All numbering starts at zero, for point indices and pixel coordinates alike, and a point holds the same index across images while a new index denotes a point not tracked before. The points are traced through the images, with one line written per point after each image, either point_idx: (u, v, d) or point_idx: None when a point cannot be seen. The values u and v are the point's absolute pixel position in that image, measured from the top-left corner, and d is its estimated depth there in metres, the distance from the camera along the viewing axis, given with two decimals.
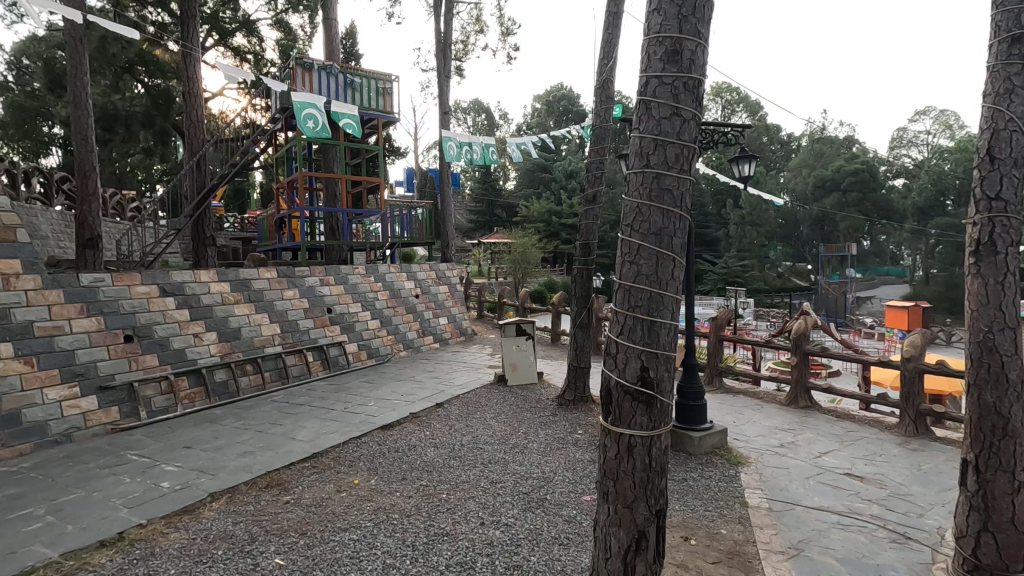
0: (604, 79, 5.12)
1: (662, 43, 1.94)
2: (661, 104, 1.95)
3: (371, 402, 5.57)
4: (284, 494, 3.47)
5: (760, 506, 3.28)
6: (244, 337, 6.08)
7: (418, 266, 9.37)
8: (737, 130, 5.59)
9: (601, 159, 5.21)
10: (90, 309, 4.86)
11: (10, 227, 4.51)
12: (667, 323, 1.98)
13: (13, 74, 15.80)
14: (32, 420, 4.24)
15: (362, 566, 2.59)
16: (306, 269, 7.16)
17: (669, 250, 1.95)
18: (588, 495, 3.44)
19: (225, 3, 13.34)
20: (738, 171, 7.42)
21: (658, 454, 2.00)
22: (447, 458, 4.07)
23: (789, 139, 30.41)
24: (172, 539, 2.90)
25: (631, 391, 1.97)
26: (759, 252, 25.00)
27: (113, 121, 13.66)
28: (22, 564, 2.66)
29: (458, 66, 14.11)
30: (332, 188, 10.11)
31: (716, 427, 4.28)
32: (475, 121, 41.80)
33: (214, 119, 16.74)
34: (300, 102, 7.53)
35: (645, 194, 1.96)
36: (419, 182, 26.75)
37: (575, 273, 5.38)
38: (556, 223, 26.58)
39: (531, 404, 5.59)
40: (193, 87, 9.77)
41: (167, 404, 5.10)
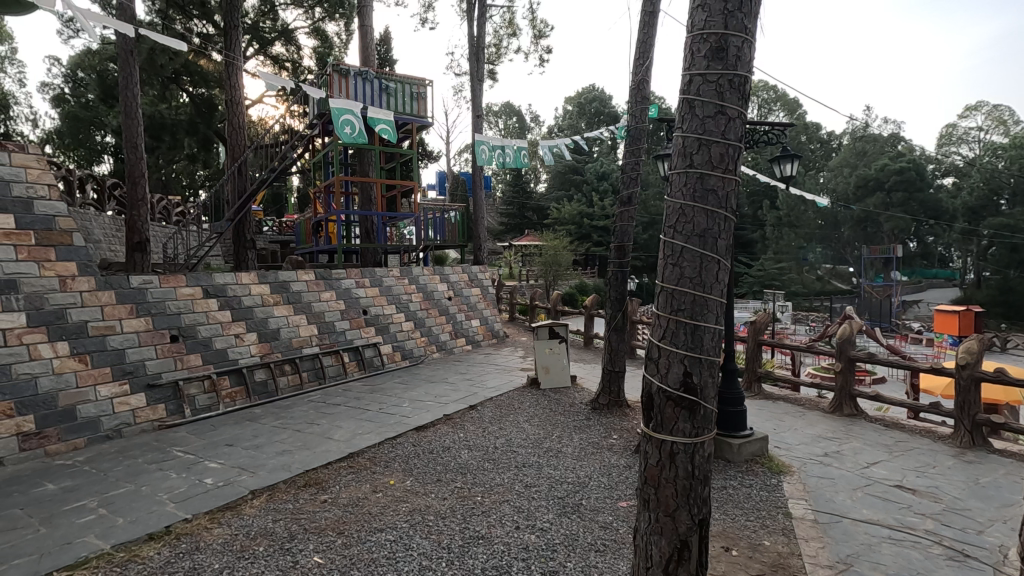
0: (639, 80, 5.05)
1: (707, 40, 1.89)
2: (706, 103, 1.90)
3: (405, 403, 5.63)
4: (321, 493, 3.52)
5: (805, 518, 3.16)
6: (284, 337, 6.24)
7: (451, 269, 9.42)
8: (778, 129, 5.44)
9: (636, 160, 5.13)
10: (139, 310, 5.04)
11: (67, 231, 4.67)
12: (711, 327, 1.92)
13: (69, 86, 16.65)
14: (86, 415, 4.44)
15: (399, 567, 2.61)
16: (342, 272, 7.30)
17: (713, 252, 1.90)
18: (625, 501, 3.39)
19: (266, 14, 13.79)
20: (780, 170, 7.20)
21: (702, 462, 1.94)
22: (481, 461, 4.07)
23: (829, 137, 29.50)
24: (216, 534, 2.98)
25: (673, 397, 1.92)
26: (797, 254, 24.34)
27: (160, 130, 14.38)
28: (76, 554, 2.77)
29: (491, 69, 14.16)
30: (367, 193, 10.28)
31: (757, 434, 4.15)
32: (506, 124, 42.10)
33: (254, 126, 17.32)
34: (337, 108, 7.67)
35: (689, 195, 1.92)
36: (451, 185, 27.03)
37: (610, 275, 5.32)
38: (588, 225, 26.46)
39: (564, 408, 5.55)
40: (235, 95, 10.07)
41: (210, 402, 5.26)
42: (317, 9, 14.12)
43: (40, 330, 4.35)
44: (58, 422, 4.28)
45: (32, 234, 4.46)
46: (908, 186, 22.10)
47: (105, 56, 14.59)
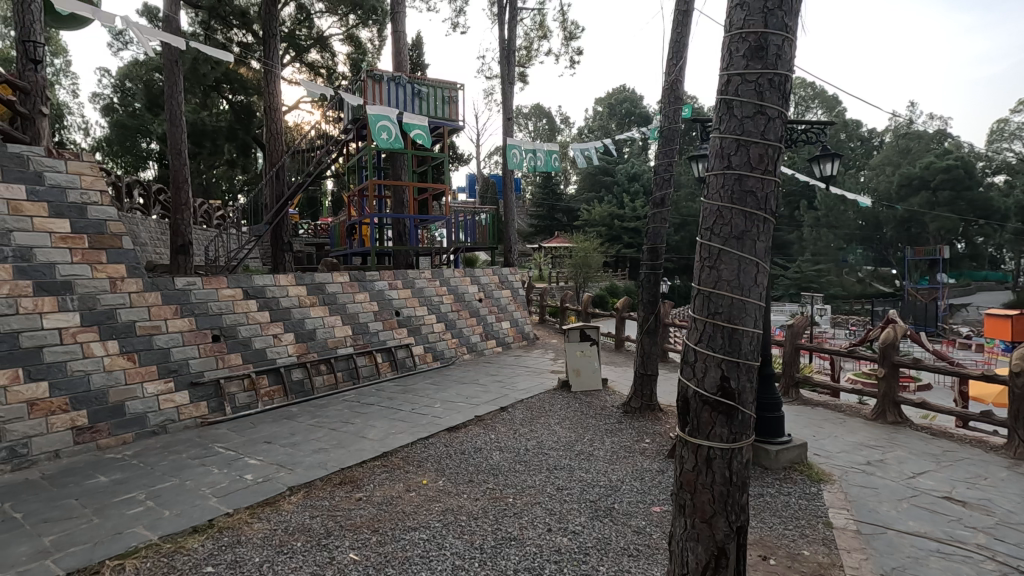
0: (673, 80, 4.99)
1: (747, 39, 1.87)
2: (744, 103, 1.87)
3: (437, 403, 5.68)
4: (356, 491, 3.59)
5: (846, 528, 3.06)
6: (319, 337, 6.39)
7: (481, 270, 9.47)
8: (817, 128, 5.31)
9: (669, 161, 5.07)
10: (183, 310, 5.23)
11: (117, 235, 4.86)
12: (749, 331, 1.89)
13: (117, 95, 17.42)
14: (134, 411, 4.63)
15: (432, 567, 2.63)
16: (375, 273, 7.43)
17: (751, 255, 1.88)
18: (658, 506, 3.34)
19: (302, 22, 14.14)
20: (820, 170, 7.00)
21: (739, 468, 1.91)
22: (513, 462, 4.08)
23: (870, 135, 28.55)
24: (256, 529, 3.06)
25: (710, 402, 1.90)
26: (836, 256, 23.62)
27: (201, 136, 14.82)
28: (126, 544, 2.89)
29: (521, 72, 14.19)
30: (399, 196, 10.44)
31: (795, 441, 4.05)
32: (536, 126, 42.11)
33: (291, 131, 17.85)
34: (374, 115, 7.82)
35: (726, 196, 1.89)
36: (481, 187, 27.25)
37: (642, 277, 5.26)
38: (619, 227, 26.19)
39: (595, 411, 5.51)
40: (273, 101, 10.36)
41: (249, 400, 5.43)
42: (351, 16, 14.40)
43: (92, 329, 4.55)
44: (108, 417, 4.48)
45: (85, 237, 4.67)
46: (956, 185, 21.19)
47: (151, 66, 15.21)
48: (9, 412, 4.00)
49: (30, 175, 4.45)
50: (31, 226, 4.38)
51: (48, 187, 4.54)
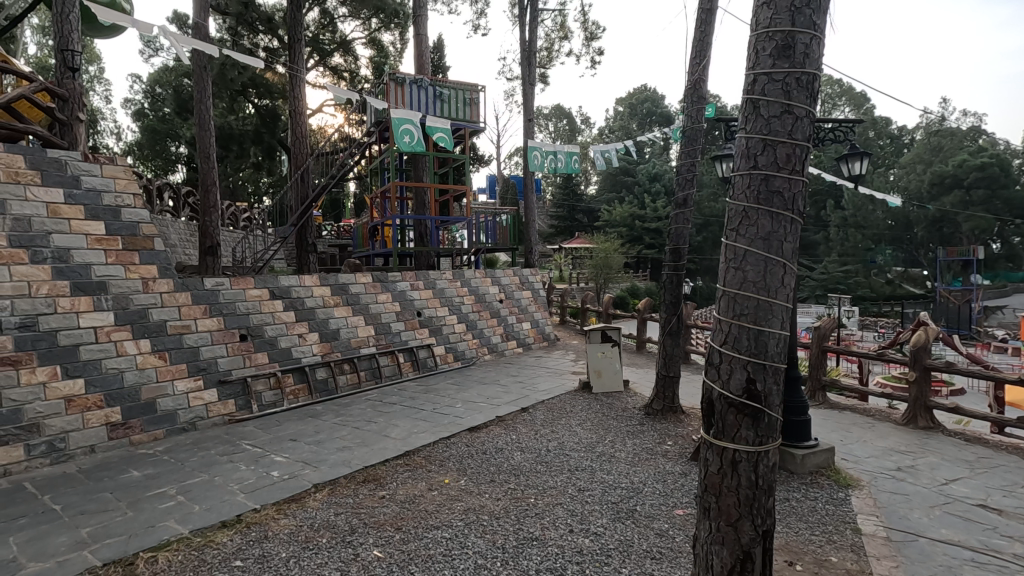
0: (696, 79, 4.94)
1: (774, 38, 1.85)
2: (772, 102, 1.85)
3: (458, 404, 5.71)
4: (380, 489, 3.63)
5: (876, 534, 3.00)
6: (343, 337, 6.49)
7: (502, 271, 9.49)
8: (845, 126, 5.21)
9: (692, 161, 5.02)
10: (212, 310, 5.35)
11: (149, 236, 4.98)
12: (776, 333, 1.87)
13: (148, 101, 17.93)
14: (164, 408, 4.77)
15: (455, 566, 2.65)
16: (398, 274, 7.51)
17: (778, 256, 1.86)
18: (681, 509, 3.31)
19: (325, 26, 14.37)
20: (848, 169, 6.86)
21: (766, 471, 1.89)
22: (534, 463, 4.09)
23: (900, 133, 27.84)
24: (282, 524, 3.13)
25: (736, 404, 1.88)
26: (864, 257, 23.09)
27: (228, 140, 15.27)
28: (159, 537, 2.98)
29: (542, 73, 14.20)
30: (420, 197, 10.51)
31: (822, 445, 3.97)
32: (556, 126, 42.06)
33: (315, 134, 18.16)
34: (398, 118, 7.91)
35: (752, 197, 1.88)
36: (502, 188, 27.30)
37: (665, 278, 5.23)
38: (640, 227, 25.98)
39: (616, 412, 5.49)
40: (298, 105, 10.55)
41: (274, 398, 5.54)
42: (373, 20, 14.60)
43: (126, 328, 4.69)
44: (140, 414, 4.62)
45: (119, 239, 4.80)
46: (991, 184, 20.52)
47: (180, 72, 15.63)
48: (47, 407, 4.15)
49: (67, 178, 4.60)
50: (68, 228, 4.52)
51: (84, 190, 4.68)
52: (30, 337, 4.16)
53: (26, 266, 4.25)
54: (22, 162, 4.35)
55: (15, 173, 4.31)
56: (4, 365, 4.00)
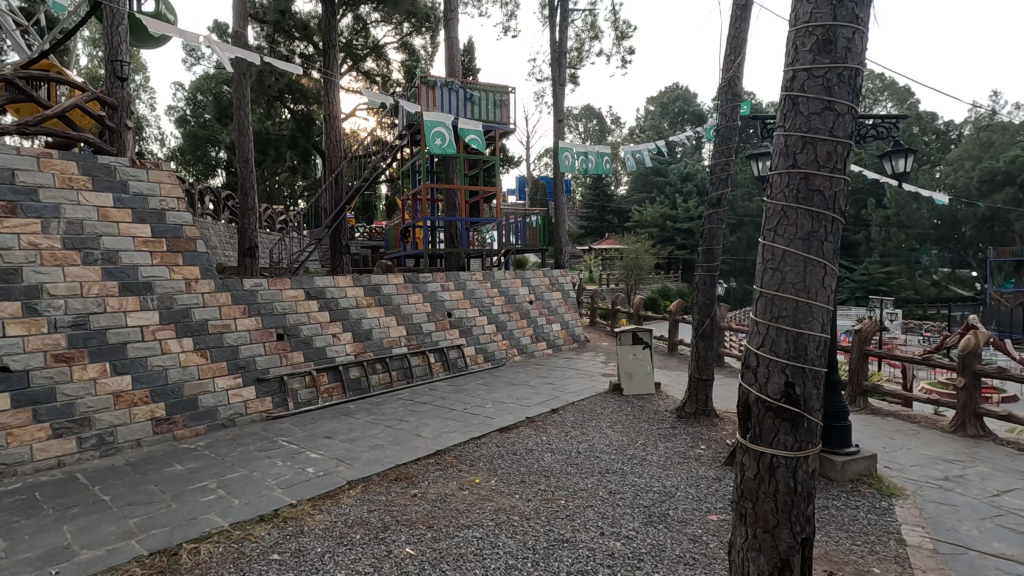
0: (730, 77, 4.85)
1: (813, 34, 1.81)
2: (812, 98, 1.81)
3: (488, 404, 5.73)
4: (411, 488, 3.68)
5: (921, 546, 2.88)
6: (375, 337, 6.60)
7: (532, 272, 9.48)
8: (888, 122, 5.04)
9: (726, 160, 4.92)
10: (250, 310, 5.51)
11: (191, 239, 5.17)
12: (816, 336, 1.82)
13: (190, 108, 18.61)
14: (206, 405, 4.93)
15: (486, 565, 2.66)
16: (428, 275, 7.59)
17: (818, 256, 1.82)
18: (715, 514, 3.25)
19: (359, 32, 14.69)
20: (891, 166, 6.62)
21: (805, 478, 1.85)
22: (565, 464, 4.08)
23: (947, 128, 26.69)
24: (318, 520, 3.20)
25: (773, 408, 1.85)
26: (907, 257, 22.22)
27: (265, 144, 15.72)
28: (200, 529, 3.08)
29: (572, 73, 14.16)
30: (451, 199, 10.60)
31: (864, 452, 3.84)
32: (586, 126, 41.88)
33: (348, 138, 18.55)
34: (430, 121, 8.01)
35: (791, 196, 1.84)
36: (531, 189, 27.31)
37: (698, 279, 5.15)
38: (671, 228, 25.64)
39: (648, 415, 5.42)
40: (332, 110, 10.78)
41: (310, 396, 5.68)
42: (405, 24, 14.84)
43: (170, 327, 4.87)
44: (183, 410, 4.79)
45: (163, 242, 4.99)
46: None
47: (220, 79, 16.16)
48: (97, 402, 4.34)
49: (116, 183, 4.80)
50: (118, 230, 4.72)
51: (132, 194, 4.88)
52: (82, 334, 4.36)
53: (79, 266, 4.46)
54: (75, 168, 4.57)
55: (69, 178, 4.53)
56: (58, 362, 4.21)
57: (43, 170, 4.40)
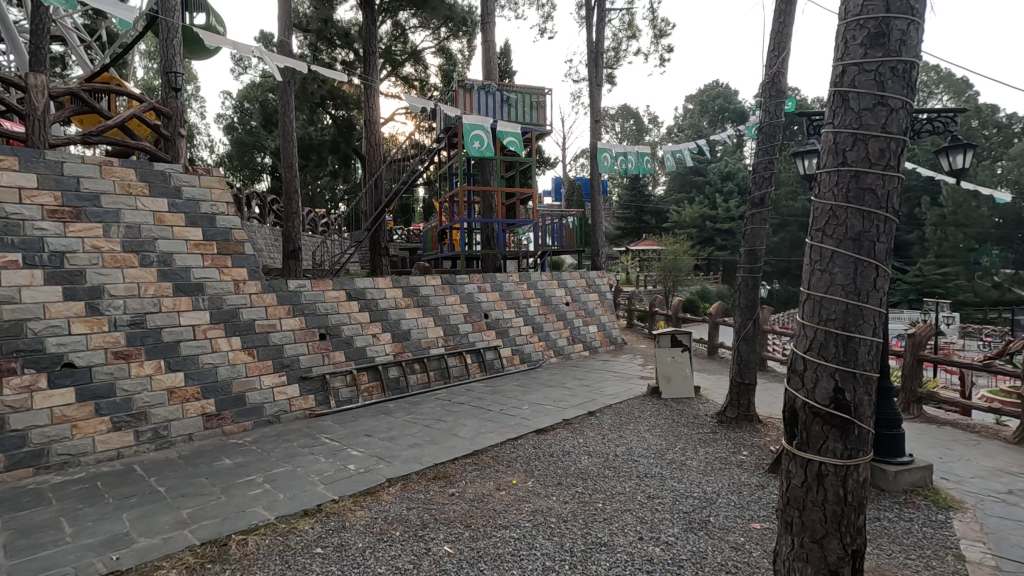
0: (774, 73, 4.72)
1: (865, 27, 1.75)
2: (862, 94, 1.75)
3: (525, 405, 5.74)
4: (449, 487, 3.72)
5: (983, 563, 2.73)
6: (414, 338, 6.70)
7: (569, 274, 9.45)
8: (945, 116, 4.80)
9: (770, 158, 4.78)
10: (295, 310, 5.68)
11: (240, 241, 5.36)
12: (867, 340, 1.76)
13: (238, 115, 19.35)
14: (253, 402, 5.12)
15: (523, 566, 2.67)
16: (465, 277, 7.66)
17: (870, 257, 1.75)
18: (758, 522, 3.15)
19: (398, 37, 14.96)
20: (949, 163, 6.29)
21: (855, 487, 1.80)
22: (602, 468, 4.04)
23: (1010, 121, 25.17)
24: (359, 516, 3.27)
25: (822, 414, 1.80)
26: (965, 257, 21.05)
27: (308, 150, 16.23)
28: (248, 522, 3.19)
29: (609, 73, 14.05)
30: (488, 201, 10.68)
31: (918, 462, 3.66)
32: (623, 126, 41.50)
33: (387, 142, 18.93)
34: (468, 125, 8.10)
35: (841, 195, 1.78)
36: (567, 190, 27.26)
37: (740, 281, 5.03)
38: (711, 228, 25.11)
39: (687, 419, 5.32)
40: (372, 115, 11.01)
41: (351, 395, 5.82)
42: (442, 29, 15.05)
43: (220, 326, 5.08)
44: (232, 406, 4.98)
45: (214, 244, 5.20)
46: None
47: (266, 87, 16.62)
48: (153, 397, 4.56)
49: (171, 189, 5.03)
50: (172, 234, 4.95)
51: (185, 199, 5.10)
52: (139, 333, 4.60)
53: (137, 268, 4.70)
54: (133, 175, 4.82)
55: (128, 185, 4.78)
56: (118, 358, 4.45)
57: (105, 177, 4.66)
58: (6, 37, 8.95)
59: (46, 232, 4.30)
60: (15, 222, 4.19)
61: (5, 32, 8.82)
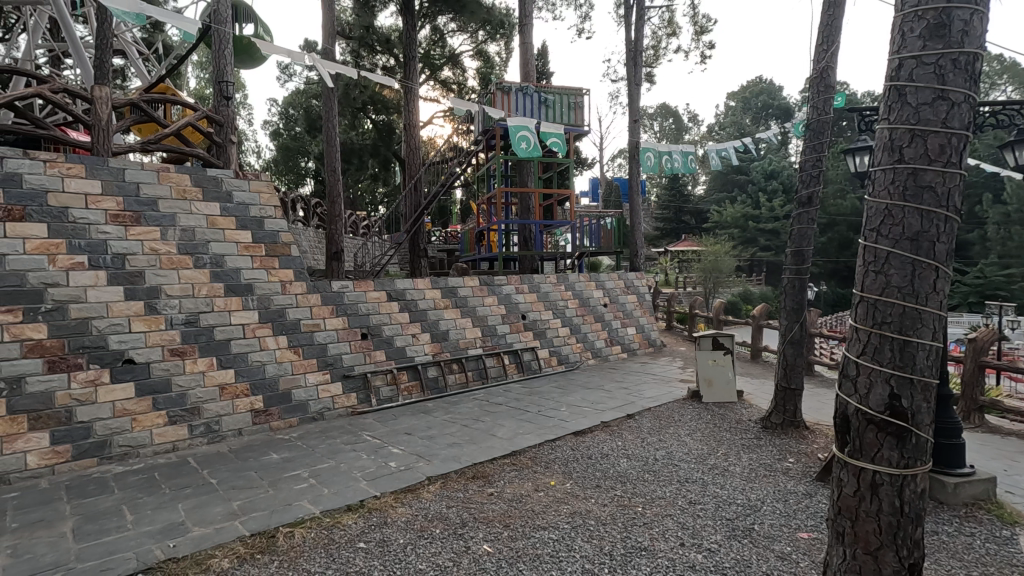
0: (822, 67, 4.56)
1: (923, 18, 1.68)
2: (921, 88, 1.68)
3: (563, 407, 5.72)
4: (488, 486, 3.75)
5: None
6: (452, 338, 6.78)
7: (607, 275, 9.37)
8: (1010, 108, 4.53)
9: (818, 156, 4.61)
10: (338, 310, 5.82)
11: (286, 244, 5.54)
12: (926, 345, 1.69)
13: (283, 122, 20.03)
14: (298, 399, 5.29)
15: (563, 567, 2.67)
16: (503, 278, 7.69)
17: (928, 258, 1.68)
18: (805, 532, 3.06)
19: (436, 42, 15.21)
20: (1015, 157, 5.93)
21: (913, 498, 1.73)
22: (642, 471, 4.00)
23: None
24: (400, 512, 3.33)
25: (876, 421, 1.73)
26: None
27: (350, 154, 16.67)
28: (295, 515, 3.30)
29: (648, 72, 13.86)
30: (525, 202, 10.68)
31: (981, 474, 3.47)
32: (662, 126, 40.88)
33: (426, 145, 19.23)
34: (514, 125, 8.17)
35: (898, 193, 1.71)
36: (605, 190, 27.07)
37: (785, 283, 4.88)
38: (753, 228, 24.45)
39: (730, 424, 5.19)
40: (411, 119, 11.21)
41: (392, 394, 5.93)
42: (480, 33, 15.22)
43: (268, 326, 5.27)
44: (279, 402, 5.16)
45: (262, 246, 5.39)
46: None
47: (310, 94, 17.20)
48: (206, 393, 4.77)
49: (222, 194, 5.23)
50: (224, 237, 5.16)
51: (236, 204, 5.31)
52: (193, 331, 4.81)
53: (191, 269, 4.92)
54: (188, 180, 5.04)
55: (183, 190, 5.00)
56: (174, 355, 4.67)
57: (162, 183, 4.89)
58: (73, 52, 9.51)
59: (109, 235, 4.55)
60: (82, 226, 4.44)
61: (72, 48, 9.36)
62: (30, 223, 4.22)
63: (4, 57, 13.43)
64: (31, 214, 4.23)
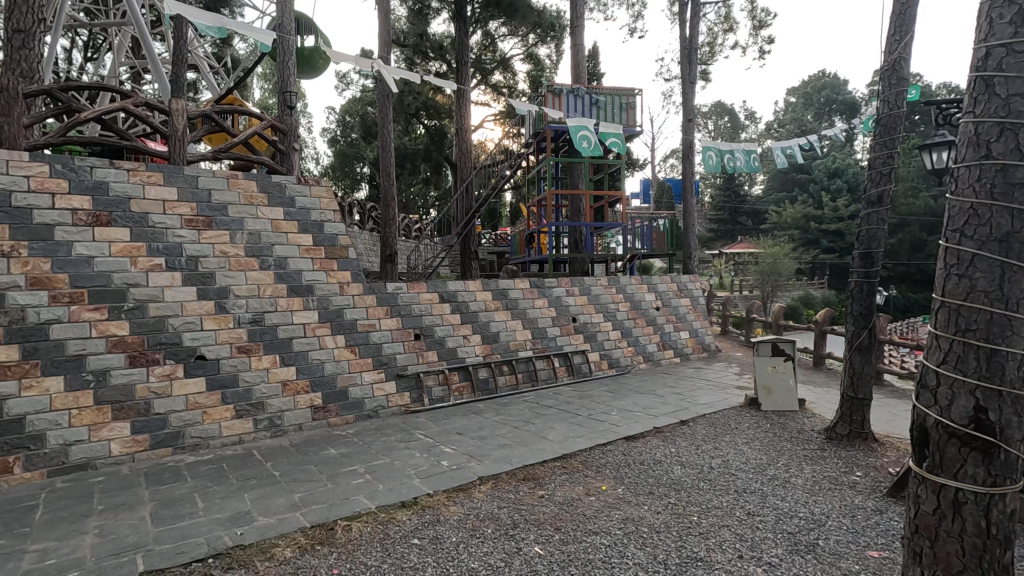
0: (896, 58, 4.30)
1: (1015, 3, 1.56)
2: (1013, 78, 1.57)
3: (614, 411, 5.64)
4: (539, 488, 3.75)
5: None
6: (502, 340, 6.84)
7: (659, 278, 9.16)
8: None
9: (889, 153, 4.36)
10: (392, 311, 5.97)
11: (344, 246, 5.73)
12: (1017, 353, 1.57)
13: (341, 128, 20.76)
14: (355, 396, 5.47)
15: (614, 573, 2.65)
16: (553, 280, 7.67)
17: (1018, 260, 1.56)
18: (875, 551, 2.88)
19: (488, 47, 15.40)
20: None
21: (1001, 519, 1.62)
22: (697, 479, 3.89)
23: None
24: (453, 511, 3.38)
25: (959, 435, 1.62)
26: None
27: (403, 158, 17.12)
28: (352, 509, 3.40)
29: (703, 69, 13.50)
30: (575, 204, 10.61)
31: None
32: (717, 125, 39.78)
33: (477, 149, 19.48)
34: (574, 125, 8.11)
35: (985, 191, 1.61)
36: (657, 190, 26.55)
37: (852, 287, 4.62)
38: (815, 229, 23.37)
39: (790, 434, 4.97)
40: (463, 123, 11.36)
41: (443, 393, 6.03)
42: (530, 36, 15.30)
43: (327, 325, 5.47)
44: (336, 399, 5.35)
45: (322, 249, 5.61)
46: None
47: (366, 101, 17.75)
48: (270, 389, 5.01)
49: (286, 199, 5.47)
50: (287, 240, 5.40)
51: (298, 208, 5.54)
52: (259, 329, 5.06)
53: (257, 271, 5.17)
54: (255, 187, 5.30)
55: (251, 196, 5.27)
56: (241, 352, 4.93)
57: (232, 189, 5.17)
58: (152, 68, 10.16)
59: (184, 238, 4.86)
60: (160, 230, 4.76)
61: (151, 63, 10.00)
62: (115, 228, 4.56)
63: (93, 75, 14.56)
64: (116, 219, 4.56)
